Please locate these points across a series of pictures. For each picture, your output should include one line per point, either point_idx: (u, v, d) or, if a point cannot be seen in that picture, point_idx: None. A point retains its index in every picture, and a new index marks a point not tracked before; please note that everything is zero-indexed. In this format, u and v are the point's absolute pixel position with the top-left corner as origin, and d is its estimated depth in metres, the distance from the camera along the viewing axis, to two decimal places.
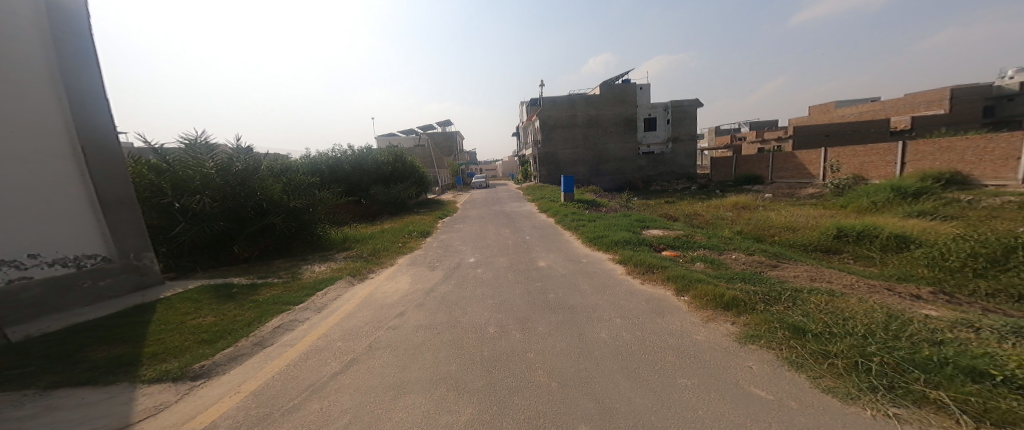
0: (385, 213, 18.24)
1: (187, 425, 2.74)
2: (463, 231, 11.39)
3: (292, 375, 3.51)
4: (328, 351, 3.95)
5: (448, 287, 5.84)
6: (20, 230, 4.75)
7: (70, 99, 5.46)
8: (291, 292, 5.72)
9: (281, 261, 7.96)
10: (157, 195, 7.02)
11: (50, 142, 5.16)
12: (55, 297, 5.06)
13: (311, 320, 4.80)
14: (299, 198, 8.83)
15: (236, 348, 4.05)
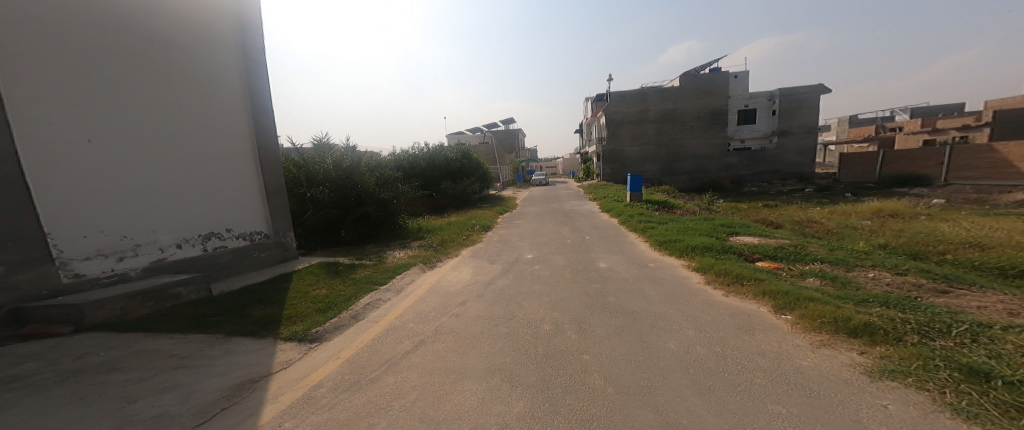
0: (452, 207, 19.72)
1: (302, 382, 3.36)
2: (522, 226, 11.57)
3: (375, 349, 4.05)
4: (403, 331, 4.44)
5: (506, 280, 5.97)
6: (220, 209, 6.77)
7: (232, 106, 7.08)
8: (377, 273, 6.68)
9: (373, 245, 9.35)
10: (296, 184, 9.07)
11: (223, 141, 6.89)
12: (236, 262, 7.00)
13: (391, 300, 5.50)
14: (389, 191, 10.23)
15: (338, 319, 4.88)
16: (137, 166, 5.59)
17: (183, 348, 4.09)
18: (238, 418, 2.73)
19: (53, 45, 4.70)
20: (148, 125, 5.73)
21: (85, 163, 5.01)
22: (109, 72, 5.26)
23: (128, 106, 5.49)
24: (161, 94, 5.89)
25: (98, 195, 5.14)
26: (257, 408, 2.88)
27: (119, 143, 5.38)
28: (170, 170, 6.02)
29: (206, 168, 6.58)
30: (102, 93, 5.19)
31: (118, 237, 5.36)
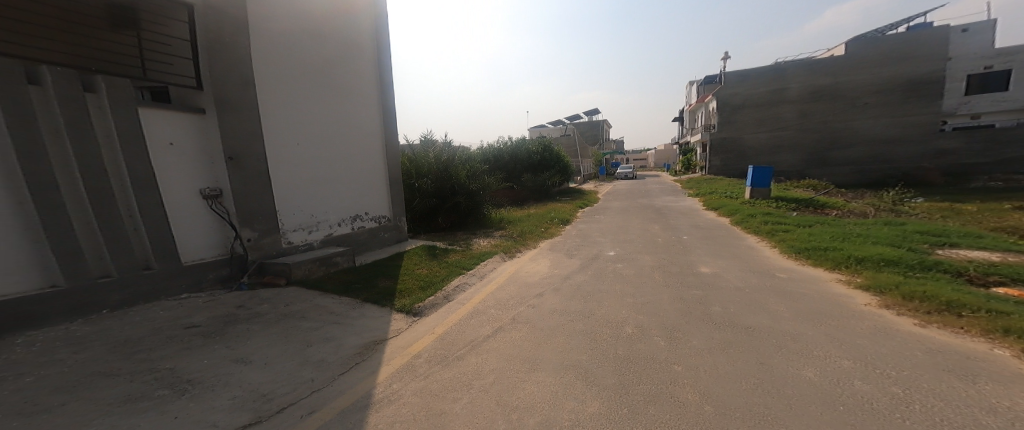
0: (532, 198, 19.94)
1: (404, 348, 3.76)
2: (604, 221, 11.10)
3: (460, 329, 4.35)
4: (485, 316, 4.69)
5: (584, 276, 5.82)
6: (368, 197, 7.82)
7: (374, 106, 7.92)
8: (465, 259, 7.15)
9: (463, 232, 10.05)
10: (409, 175, 9.99)
11: (366, 138, 7.77)
12: (370, 240, 7.81)
13: (475, 285, 5.87)
14: (477, 183, 10.87)
15: (434, 297, 5.23)
16: (323, 163, 6.71)
17: (339, 307, 4.63)
18: (363, 374, 3.18)
19: (268, 60, 5.70)
20: (322, 125, 6.68)
21: (294, 161, 6.15)
22: (308, 85, 6.37)
23: (319, 112, 6.59)
24: (337, 101, 7.00)
25: (294, 182, 6.14)
26: (375, 366, 3.33)
27: (312, 144, 6.50)
28: (342, 165, 7.11)
29: (356, 161, 7.47)
30: (301, 103, 6.27)
31: (307, 216, 6.36)
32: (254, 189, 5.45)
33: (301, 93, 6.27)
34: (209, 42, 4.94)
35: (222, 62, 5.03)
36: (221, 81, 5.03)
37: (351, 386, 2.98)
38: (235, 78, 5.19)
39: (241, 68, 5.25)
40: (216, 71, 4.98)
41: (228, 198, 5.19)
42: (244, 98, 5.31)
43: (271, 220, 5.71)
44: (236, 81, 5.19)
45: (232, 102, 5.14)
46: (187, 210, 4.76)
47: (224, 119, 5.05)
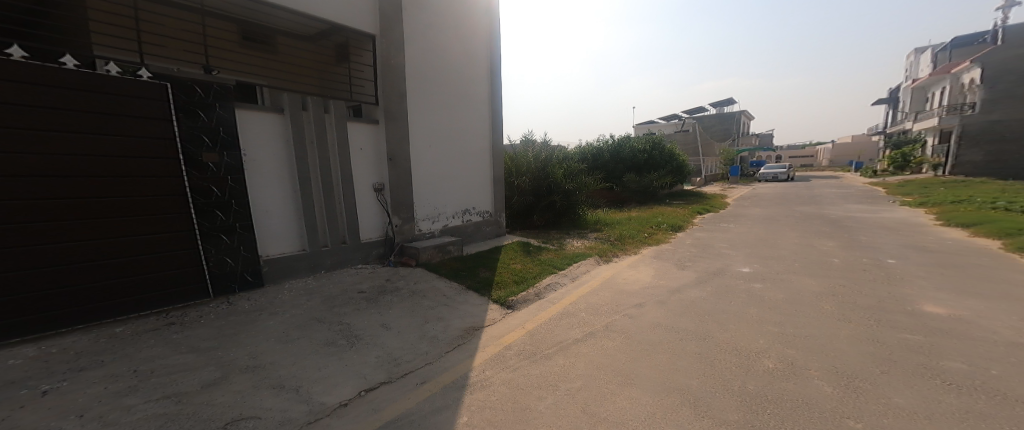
0: (634, 202, 18.49)
1: (499, 339, 3.88)
2: (728, 232, 9.55)
3: (551, 328, 4.29)
4: (576, 319, 4.54)
5: (698, 293, 5.15)
6: (486, 197, 7.54)
7: (501, 110, 7.57)
8: (558, 258, 6.92)
9: (556, 231, 9.87)
10: (509, 174, 10.10)
11: (490, 140, 7.44)
12: (475, 234, 7.33)
13: (567, 286, 5.72)
14: (573, 182, 10.64)
15: (526, 293, 5.13)
16: (453, 161, 6.66)
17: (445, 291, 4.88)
18: (461, 356, 3.38)
19: (418, 59, 5.78)
20: (455, 124, 6.60)
21: (431, 158, 6.16)
22: (448, 84, 6.37)
23: (453, 111, 6.54)
24: (471, 100, 6.86)
25: (427, 180, 6.15)
26: (473, 351, 3.51)
27: (446, 142, 6.45)
28: (467, 164, 6.97)
29: (480, 163, 7.22)
30: (441, 101, 6.26)
31: (433, 209, 6.29)
32: (404, 183, 5.67)
33: (441, 98, 6.26)
34: (381, 60, 5.31)
35: (388, 75, 5.35)
36: (389, 82, 5.36)
37: (452, 365, 3.19)
38: (394, 86, 5.41)
39: (399, 77, 5.44)
40: (384, 85, 5.32)
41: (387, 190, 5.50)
42: (399, 105, 5.50)
43: (408, 210, 5.78)
44: (395, 90, 5.42)
45: (393, 112, 5.44)
46: (364, 199, 5.33)
47: (388, 127, 5.41)
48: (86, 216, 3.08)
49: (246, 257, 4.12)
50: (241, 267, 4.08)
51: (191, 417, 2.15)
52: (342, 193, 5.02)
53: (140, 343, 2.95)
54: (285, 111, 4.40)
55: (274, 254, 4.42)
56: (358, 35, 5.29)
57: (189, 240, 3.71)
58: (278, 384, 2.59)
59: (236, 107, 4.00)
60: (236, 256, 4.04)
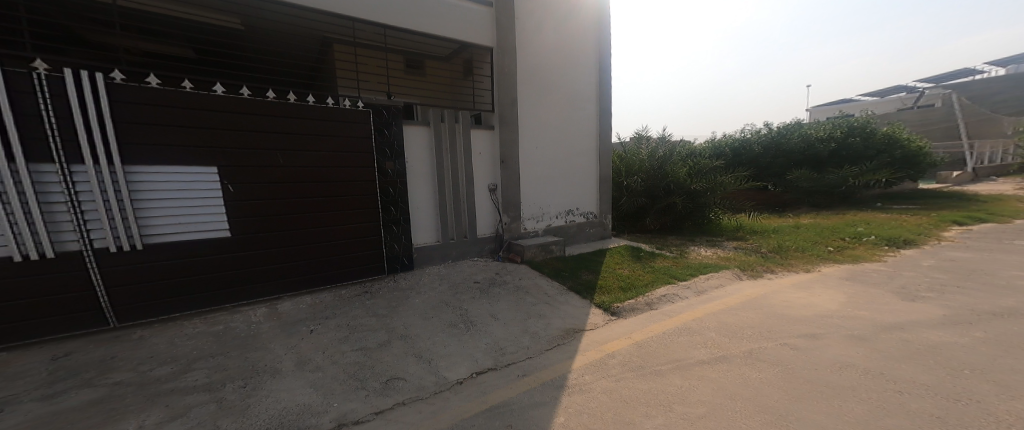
0: (806, 204, 14.10)
1: (602, 345, 3.75)
2: (984, 253, 6.41)
3: (666, 343, 3.84)
4: (701, 338, 3.93)
5: (943, 335, 3.54)
6: (590, 195, 7.15)
7: (605, 107, 7.09)
8: (678, 268, 6.15)
9: (675, 237, 8.72)
10: (619, 174, 9.40)
11: (594, 140, 7.03)
12: (577, 235, 7.05)
13: (689, 299, 5.02)
14: (702, 182, 9.19)
15: (634, 301, 4.74)
16: (559, 162, 6.59)
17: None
18: (561, 355, 3.47)
19: (523, 65, 5.87)
20: (561, 124, 6.49)
21: (539, 160, 6.23)
22: (551, 85, 6.28)
23: (557, 111, 6.44)
24: (574, 97, 6.63)
25: (533, 181, 6.21)
26: (573, 352, 3.54)
27: (552, 143, 6.39)
28: (571, 163, 6.78)
29: (582, 164, 6.91)
30: (546, 103, 6.23)
31: (537, 208, 6.39)
32: (513, 184, 5.88)
33: (547, 101, 6.21)
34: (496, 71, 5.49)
35: (501, 84, 5.54)
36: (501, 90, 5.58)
37: (551, 363, 3.33)
38: (506, 93, 5.55)
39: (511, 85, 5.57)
40: (499, 94, 5.51)
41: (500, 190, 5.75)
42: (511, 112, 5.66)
43: (515, 209, 5.98)
44: (507, 97, 5.59)
45: (506, 118, 5.60)
46: (481, 200, 5.67)
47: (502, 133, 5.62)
48: (318, 212, 4.28)
49: (403, 244, 4.92)
50: (402, 251, 4.91)
51: (371, 368, 3.00)
52: (466, 194, 5.46)
53: (350, 304, 4.05)
54: (430, 123, 5.00)
55: (421, 243, 5.16)
56: (478, 49, 5.54)
57: (371, 228, 4.66)
58: (418, 355, 3.24)
59: (398, 124, 4.73)
60: (398, 243, 4.86)
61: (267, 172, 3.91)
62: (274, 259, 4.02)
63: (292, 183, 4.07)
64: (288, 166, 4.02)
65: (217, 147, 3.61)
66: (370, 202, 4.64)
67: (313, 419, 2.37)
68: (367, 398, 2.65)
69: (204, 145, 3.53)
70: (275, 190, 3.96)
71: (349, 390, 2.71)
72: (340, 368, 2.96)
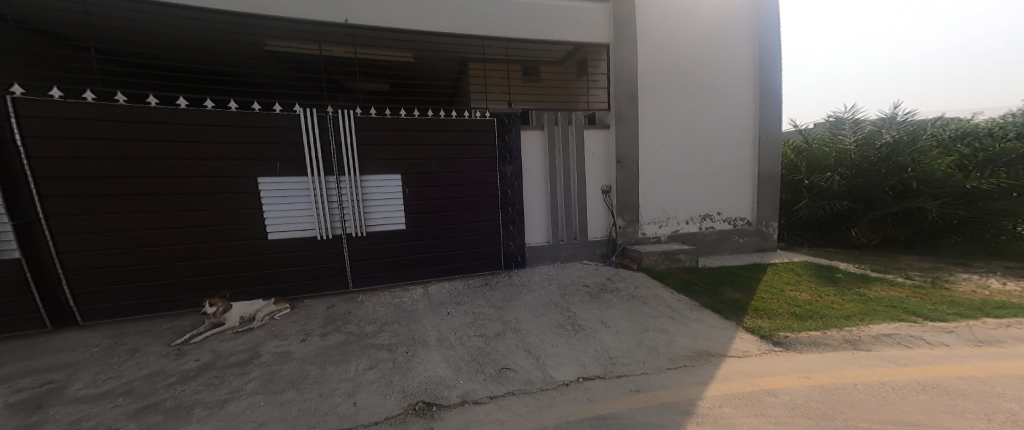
0: None
1: (757, 379, 2.59)
2: None
3: (885, 396, 2.29)
4: (980, 404, 2.16)
5: None
6: (732, 195, 5.54)
7: (768, 90, 5.47)
8: (927, 302, 3.74)
9: (913, 258, 5.63)
10: (794, 172, 7.01)
11: (748, 132, 5.51)
12: (719, 244, 5.53)
13: (951, 347, 2.86)
14: (988, 179, 5.76)
15: (822, 335, 3.08)
16: (692, 157, 5.30)
17: (676, 302, 3.88)
18: (689, 379, 2.63)
19: (644, 49, 4.87)
20: (692, 111, 5.20)
21: (666, 158, 5.15)
22: (680, 66, 5.06)
23: (689, 97, 5.18)
24: (709, 76, 5.22)
25: (658, 182, 5.11)
26: (707, 379, 2.62)
27: (682, 136, 5.19)
28: (707, 158, 5.37)
29: (729, 161, 5.45)
30: (675, 89, 5.08)
31: (662, 211, 5.20)
32: (632, 186, 4.95)
33: (681, 90, 5.09)
34: (614, 65, 4.69)
35: (620, 78, 4.71)
36: (620, 82, 4.72)
37: (675, 384, 2.59)
38: (625, 86, 4.74)
39: (632, 79, 4.75)
40: (616, 91, 4.71)
41: (615, 191, 4.88)
42: (631, 108, 4.80)
43: (633, 211, 5.00)
44: (626, 91, 4.75)
45: (625, 113, 4.79)
46: (594, 202, 4.93)
47: (619, 131, 4.78)
48: (456, 215, 4.30)
49: (518, 243, 4.64)
50: (517, 249, 4.63)
51: (490, 355, 3.04)
52: (576, 193, 4.81)
53: (473, 295, 4.07)
54: (545, 126, 4.57)
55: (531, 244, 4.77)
56: (593, 48, 4.82)
57: (495, 226, 4.49)
58: (528, 350, 3.07)
59: (516, 130, 4.47)
60: (510, 244, 4.60)
61: (420, 180, 4.12)
62: (426, 249, 4.26)
63: (440, 185, 4.19)
64: (435, 172, 4.14)
65: (381, 158, 3.94)
66: (494, 202, 4.44)
67: (446, 392, 2.56)
68: (485, 382, 2.68)
69: (376, 158, 3.91)
70: (428, 191, 4.16)
71: (471, 371, 2.82)
72: (465, 349, 3.11)
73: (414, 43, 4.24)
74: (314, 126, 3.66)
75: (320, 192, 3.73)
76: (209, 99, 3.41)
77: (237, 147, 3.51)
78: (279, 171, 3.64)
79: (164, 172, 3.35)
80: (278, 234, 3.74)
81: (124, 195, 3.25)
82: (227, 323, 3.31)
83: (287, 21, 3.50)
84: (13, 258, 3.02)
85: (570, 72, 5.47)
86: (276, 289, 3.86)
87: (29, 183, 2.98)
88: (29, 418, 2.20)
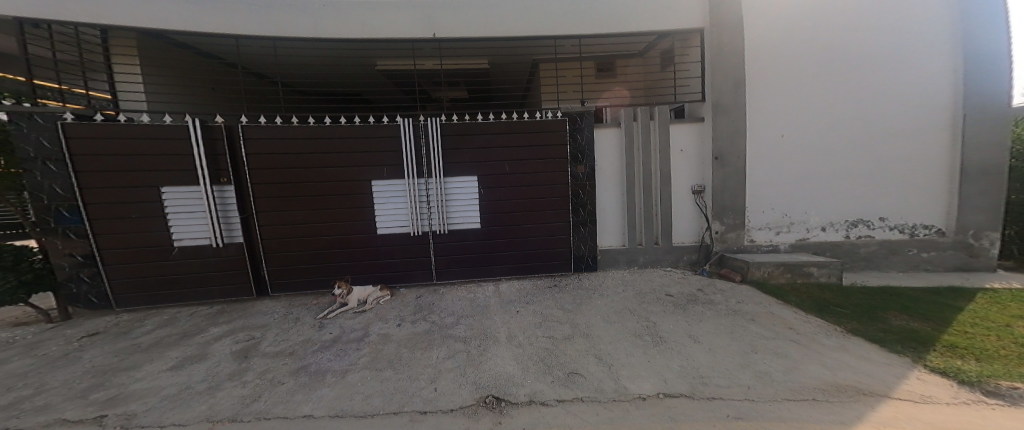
0: None
1: None
2: None
3: None
4: None
5: None
6: (889, 196, 4.25)
7: (975, 53, 3.99)
8: None
9: None
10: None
11: (936, 113, 4.12)
12: (882, 257, 4.34)
13: None
14: None
15: None
16: (826, 150, 4.20)
17: (802, 325, 2.98)
18: (822, 415, 1.94)
19: (755, 22, 4.08)
20: (827, 92, 4.12)
21: (787, 153, 4.21)
22: (808, 39, 4.07)
23: (823, 75, 4.11)
24: (853, 46, 4.07)
25: (775, 180, 4.26)
26: (852, 421, 1.89)
27: (811, 124, 4.16)
28: (850, 151, 4.19)
29: (892, 152, 4.18)
30: (800, 67, 4.11)
31: (780, 214, 4.32)
32: (736, 185, 4.25)
33: (812, 68, 4.10)
34: (711, 51, 4.16)
35: (718, 65, 4.14)
36: (719, 68, 4.14)
37: (800, 419, 1.92)
38: (729, 73, 4.12)
39: (739, 63, 4.09)
40: (713, 79, 4.16)
41: (710, 192, 4.32)
42: (735, 96, 4.14)
43: (736, 214, 4.30)
44: (730, 78, 4.13)
45: (726, 103, 4.15)
46: (683, 203, 4.45)
47: (717, 124, 4.19)
48: (528, 215, 4.45)
49: (591, 245, 4.50)
50: (588, 251, 4.50)
51: (556, 358, 2.79)
52: (660, 193, 4.42)
53: (542, 295, 4.01)
54: (622, 123, 4.35)
55: (605, 246, 4.56)
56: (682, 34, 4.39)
57: (565, 227, 4.47)
58: (600, 357, 2.72)
59: (589, 129, 4.34)
60: (581, 245, 4.50)
61: (496, 181, 4.38)
62: (499, 247, 4.50)
63: (514, 186, 4.40)
64: (509, 173, 4.36)
65: (462, 161, 4.33)
66: (565, 203, 4.44)
67: (513, 389, 2.44)
68: (553, 384, 2.44)
69: (457, 161, 4.32)
70: (503, 192, 4.40)
71: (537, 372, 2.61)
72: (533, 349, 2.94)
73: (487, 50, 4.60)
74: (410, 135, 4.26)
75: (414, 191, 4.32)
76: (342, 117, 4.33)
77: (361, 155, 4.31)
78: (385, 174, 4.35)
79: (311, 178, 4.33)
80: (383, 229, 4.44)
81: (291, 195, 4.34)
82: (350, 304, 3.97)
83: (383, 42, 4.12)
84: (239, 242, 4.35)
85: (653, 64, 5.18)
86: (376, 275, 4.55)
87: (247, 187, 4.28)
88: (238, 364, 2.98)
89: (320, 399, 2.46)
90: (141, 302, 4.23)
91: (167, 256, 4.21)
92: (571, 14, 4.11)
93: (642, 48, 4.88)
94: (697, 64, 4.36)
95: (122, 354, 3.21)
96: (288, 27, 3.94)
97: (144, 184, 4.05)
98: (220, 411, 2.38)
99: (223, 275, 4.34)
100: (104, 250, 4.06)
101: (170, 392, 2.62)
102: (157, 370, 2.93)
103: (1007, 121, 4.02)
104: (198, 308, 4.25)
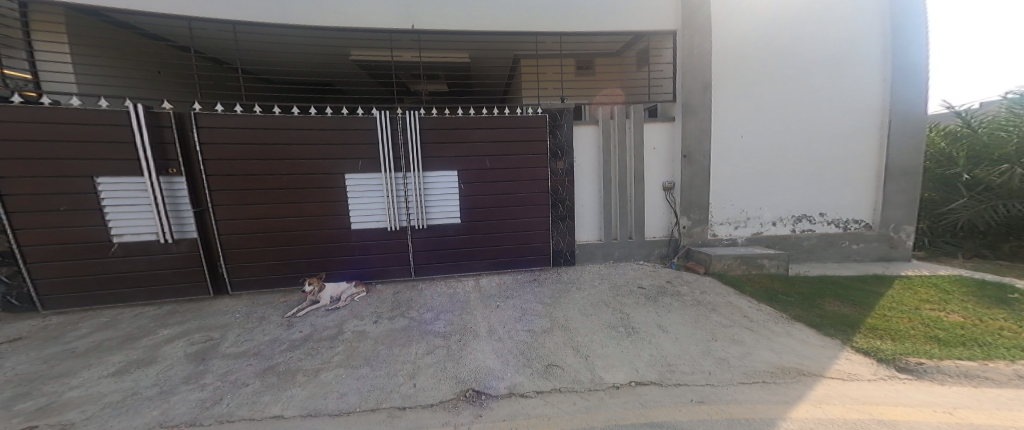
0: None
1: (867, 406, 2.09)
2: None
3: None
4: None
5: None
6: (828, 193, 4.76)
7: (903, 67, 4.51)
8: None
9: None
10: (945, 165, 5.35)
11: (869, 119, 4.63)
12: (821, 249, 4.87)
13: None
14: None
15: (979, 365, 2.41)
16: (778, 150, 4.60)
17: (756, 314, 3.32)
18: (768, 395, 2.21)
19: (720, 29, 4.33)
20: (782, 96, 4.49)
21: (746, 153, 4.56)
22: (766, 47, 4.39)
23: (778, 81, 4.46)
24: (804, 56, 4.44)
25: (736, 178, 4.61)
26: (793, 399, 2.17)
27: (766, 126, 4.52)
28: (799, 151, 4.62)
29: (833, 153, 4.66)
30: (759, 73, 4.42)
31: (738, 210, 4.70)
32: (701, 182, 4.55)
33: (770, 75, 4.44)
34: (682, 53, 4.36)
35: (688, 68, 4.35)
36: (690, 70, 4.35)
37: (750, 400, 2.18)
38: (698, 76, 4.35)
39: (707, 67, 4.33)
40: (683, 81, 4.38)
41: (678, 189, 4.61)
42: (703, 99, 4.39)
43: (701, 210, 4.63)
44: (698, 81, 4.36)
45: (694, 105, 4.40)
46: (653, 199, 4.70)
47: (686, 124, 4.43)
48: (507, 210, 4.51)
49: (568, 240, 4.66)
50: (565, 245, 4.66)
51: (534, 351, 2.90)
52: (634, 189, 4.65)
53: (522, 289, 4.12)
54: (599, 122, 4.49)
55: (581, 240, 4.74)
56: (657, 36, 4.56)
57: (543, 222, 4.59)
58: (577, 349, 2.88)
59: (568, 126, 4.43)
60: (559, 239, 4.65)
61: (476, 176, 4.39)
62: (479, 243, 4.53)
63: (494, 181, 4.43)
64: (489, 169, 4.38)
65: (440, 157, 4.28)
66: (545, 198, 4.54)
67: (493, 382, 2.53)
68: (532, 377, 2.56)
69: (436, 156, 4.26)
70: (483, 188, 4.42)
71: (516, 365, 2.72)
72: (512, 343, 3.04)
73: (467, 43, 4.53)
74: (387, 128, 4.13)
75: (392, 187, 4.22)
76: (313, 109, 4.10)
77: (334, 148, 4.12)
78: (360, 168, 4.20)
79: (278, 171, 4.09)
80: (359, 225, 4.32)
81: (255, 189, 4.08)
82: (322, 301, 3.85)
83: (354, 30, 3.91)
84: (193, 237, 4.03)
85: (629, 63, 5.36)
86: (352, 272, 4.44)
87: (202, 179, 3.95)
88: (195, 367, 2.83)
89: (292, 400, 2.41)
90: (74, 302, 3.84)
91: (107, 253, 3.83)
92: (553, 12, 4.14)
93: (619, 49, 5.03)
94: (669, 65, 4.56)
95: (53, 360, 2.92)
96: (247, 8, 3.62)
97: (73, 174, 3.61)
98: (177, 416, 2.27)
99: (176, 273, 4.04)
100: (26, 246, 3.62)
101: (112, 398, 2.44)
102: (98, 376, 2.71)
103: (925, 129, 4.60)
104: (144, 308, 3.92)
